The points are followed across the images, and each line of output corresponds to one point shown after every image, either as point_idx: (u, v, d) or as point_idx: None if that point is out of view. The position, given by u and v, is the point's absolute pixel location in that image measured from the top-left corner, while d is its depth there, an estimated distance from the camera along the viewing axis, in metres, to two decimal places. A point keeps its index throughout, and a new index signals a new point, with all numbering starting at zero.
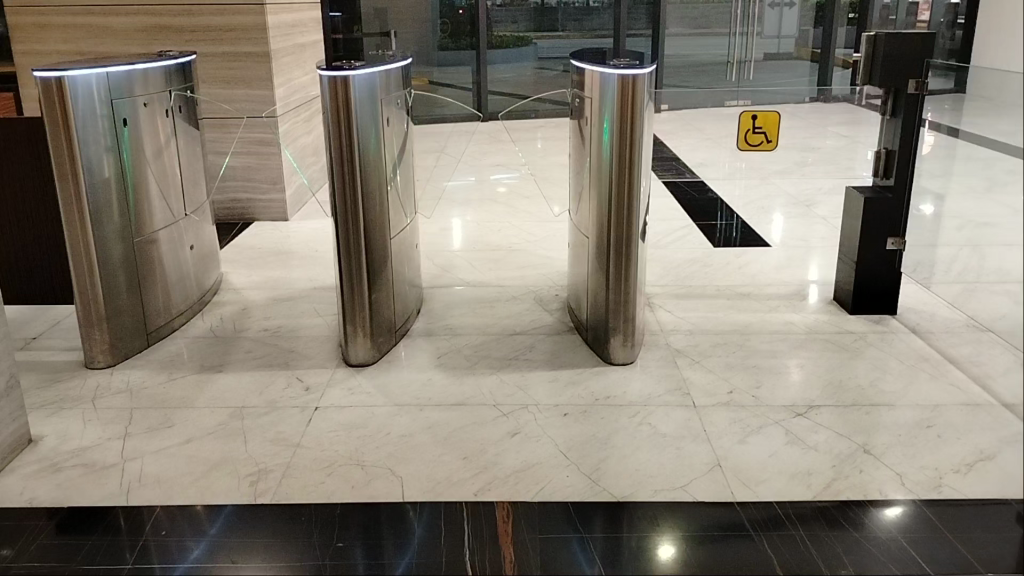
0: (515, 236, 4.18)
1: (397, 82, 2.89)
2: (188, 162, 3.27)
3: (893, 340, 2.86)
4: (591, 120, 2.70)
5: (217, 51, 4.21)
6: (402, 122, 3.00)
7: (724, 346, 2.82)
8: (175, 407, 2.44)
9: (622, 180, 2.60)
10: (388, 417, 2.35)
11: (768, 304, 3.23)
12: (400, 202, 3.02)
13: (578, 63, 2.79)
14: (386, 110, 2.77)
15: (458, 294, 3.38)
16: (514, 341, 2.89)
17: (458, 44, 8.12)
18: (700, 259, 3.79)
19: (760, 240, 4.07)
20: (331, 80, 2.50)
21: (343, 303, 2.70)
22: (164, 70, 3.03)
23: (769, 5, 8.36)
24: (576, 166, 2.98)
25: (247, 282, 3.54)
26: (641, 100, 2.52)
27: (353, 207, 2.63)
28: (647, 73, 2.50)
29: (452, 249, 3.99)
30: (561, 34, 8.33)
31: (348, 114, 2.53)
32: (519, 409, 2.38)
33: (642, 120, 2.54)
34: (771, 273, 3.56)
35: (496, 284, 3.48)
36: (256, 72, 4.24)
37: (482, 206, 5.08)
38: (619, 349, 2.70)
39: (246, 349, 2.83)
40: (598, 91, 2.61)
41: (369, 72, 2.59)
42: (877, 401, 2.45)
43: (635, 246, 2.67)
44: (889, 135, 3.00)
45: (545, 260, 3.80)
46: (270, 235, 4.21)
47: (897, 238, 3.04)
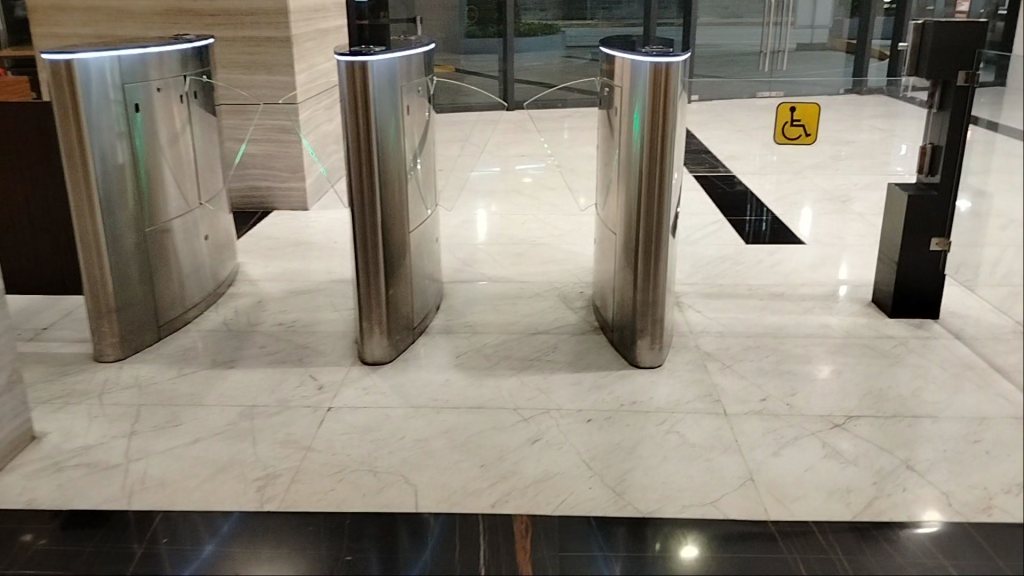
0: (539, 229, 4.07)
1: (419, 69, 2.78)
2: (204, 150, 3.18)
3: (935, 347, 2.72)
4: (622, 111, 2.57)
5: (237, 35, 4.12)
6: (423, 111, 2.89)
7: (756, 350, 2.69)
8: (184, 405, 2.35)
9: (652, 175, 2.47)
10: (403, 420, 2.25)
11: (802, 305, 3.09)
12: (420, 193, 2.91)
13: (608, 51, 2.66)
14: (406, 98, 2.66)
15: (479, 289, 3.27)
16: (537, 341, 2.78)
17: (484, 32, 7.98)
18: (731, 256, 3.65)
19: (793, 237, 3.93)
20: (350, 65, 2.39)
21: (359, 299, 2.60)
22: (179, 54, 2.94)
23: None
24: (604, 158, 2.86)
25: (264, 273, 3.45)
26: (675, 89, 2.39)
27: (370, 199, 2.53)
28: (681, 61, 2.37)
29: (474, 242, 3.89)
30: (590, 23, 8.30)
31: (366, 103, 2.43)
32: (540, 414, 2.27)
33: (675, 111, 2.41)
34: (805, 272, 3.42)
35: (519, 280, 3.37)
36: (277, 58, 4.14)
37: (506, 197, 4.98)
38: (647, 351, 2.57)
39: (259, 344, 2.75)
40: (630, 81, 2.48)
41: (390, 57, 2.48)
42: (919, 413, 2.31)
43: (666, 243, 2.54)
44: (934, 130, 2.84)
45: (570, 255, 3.68)
46: (289, 225, 4.12)
47: (941, 238, 2.88)
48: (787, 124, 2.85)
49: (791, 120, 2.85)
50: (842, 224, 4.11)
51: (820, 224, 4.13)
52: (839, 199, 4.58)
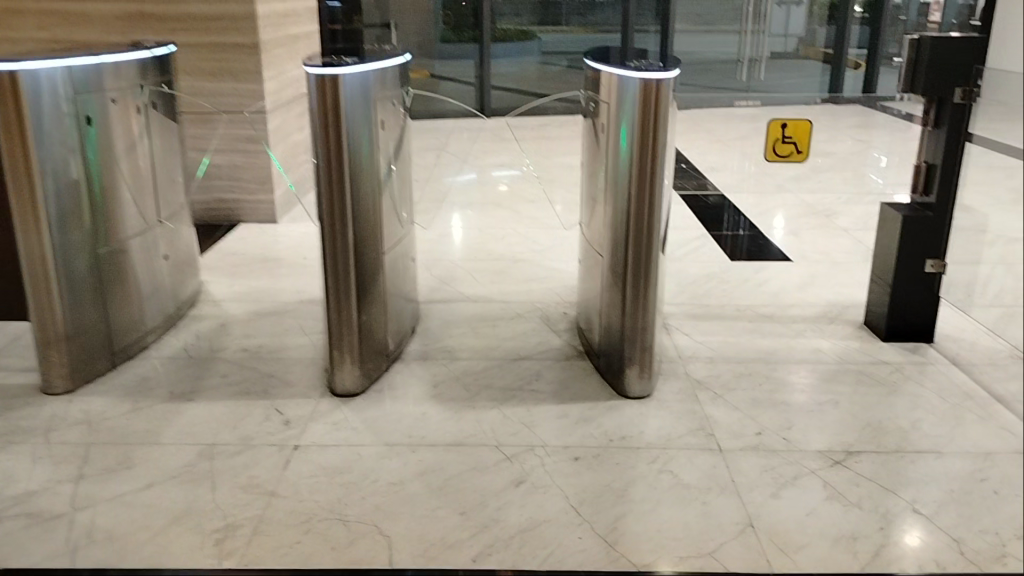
0: (519, 244, 3.93)
1: (393, 81, 2.62)
2: (164, 163, 3.00)
3: (933, 373, 2.60)
4: (609, 127, 2.44)
5: (202, 42, 3.94)
6: (398, 124, 2.73)
7: (748, 377, 2.56)
8: (138, 444, 2.18)
9: (642, 196, 2.34)
10: (375, 460, 2.09)
11: (793, 327, 2.97)
12: (395, 211, 2.76)
13: (595, 64, 2.52)
14: (381, 113, 2.51)
15: (457, 310, 3.11)
16: (518, 367, 2.63)
17: (460, 37, 7.77)
18: (717, 274, 3.53)
19: (780, 253, 3.81)
20: (319, 78, 2.23)
21: (330, 325, 2.44)
22: (137, 63, 2.76)
23: None
24: (590, 176, 2.72)
25: (229, 292, 3.27)
26: (666, 106, 2.25)
27: (341, 220, 2.37)
28: (673, 77, 2.24)
29: (451, 257, 3.73)
30: (567, 29, 8.19)
31: (337, 119, 2.27)
32: (523, 452, 2.13)
33: (665, 130, 2.28)
34: (794, 291, 3.31)
35: (499, 299, 3.22)
36: (244, 65, 3.97)
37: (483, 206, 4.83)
38: (636, 381, 2.42)
39: (222, 373, 2.57)
40: (619, 97, 2.34)
41: (363, 69, 2.33)
42: (922, 448, 2.19)
43: (655, 268, 2.40)
44: (929, 148, 2.74)
45: (551, 272, 3.55)
46: (256, 239, 3.95)
47: (936, 260, 2.77)
48: (778, 142, 2.73)
49: (782, 137, 2.73)
50: (828, 241, 4.01)
51: (806, 240, 4.03)
52: (823, 214, 4.49)
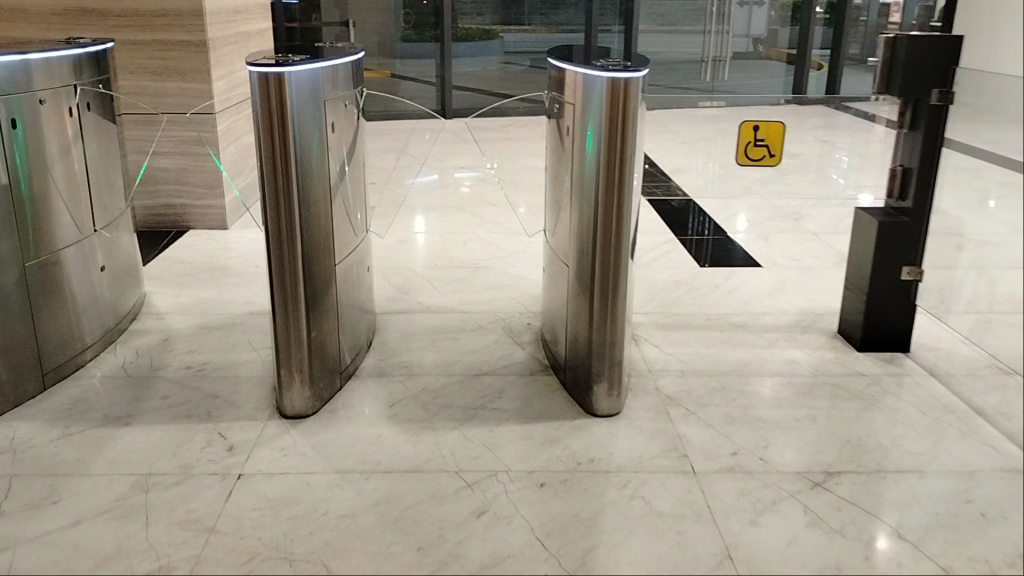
0: (481, 250, 3.79)
1: (345, 81, 2.47)
2: (102, 168, 2.81)
3: (911, 386, 2.51)
4: (575, 129, 2.31)
5: (147, 39, 3.75)
6: (351, 127, 2.58)
7: (722, 392, 2.45)
8: (66, 474, 2.00)
9: (609, 203, 2.21)
10: (325, 489, 1.94)
11: (765, 337, 2.87)
12: (348, 218, 2.60)
13: (559, 64, 2.40)
14: (331, 114, 2.35)
15: (415, 321, 2.96)
16: (480, 384, 2.48)
17: (421, 37, 7.58)
18: (686, 281, 3.42)
19: (749, 258, 3.72)
20: (263, 77, 2.07)
21: (278, 342, 2.27)
22: (68, 61, 2.57)
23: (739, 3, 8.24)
24: (554, 181, 2.59)
25: (174, 304, 3.09)
26: (635, 107, 2.13)
27: (289, 229, 2.20)
28: (642, 76, 2.11)
29: (411, 265, 3.58)
30: (529, 28, 7.94)
31: (284, 120, 2.11)
32: (486, 479, 1.98)
33: (635, 132, 2.15)
34: (765, 299, 3.21)
35: (460, 310, 3.08)
36: (192, 63, 3.78)
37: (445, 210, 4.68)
38: (604, 398, 2.29)
39: (162, 393, 2.40)
40: (585, 98, 2.22)
41: (311, 68, 2.17)
42: (904, 468, 2.08)
43: (624, 278, 2.27)
44: (904, 152, 2.64)
45: (515, 280, 3.41)
46: (206, 246, 3.76)
47: (913, 267, 2.68)
48: (751, 144, 2.63)
49: (754, 139, 2.62)
50: (798, 245, 3.93)
51: (776, 245, 3.94)
52: (791, 218, 4.41)
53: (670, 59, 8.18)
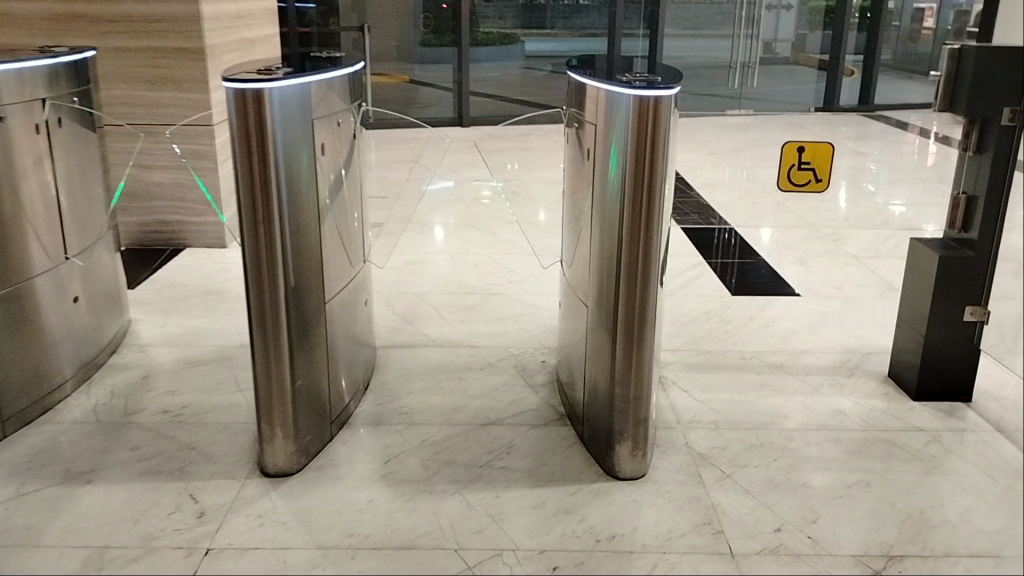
0: (495, 274, 3.53)
1: (339, 97, 2.21)
2: (78, 188, 2.58)
3: (976, 444, 2.21)
4: (598, 153, 2.03)
5: (141, 46, 3.52)
6: (346, 147, 2.32)
7: (761, 450, 2.16)
8: (11, 547, 1.75)
9: (635, 240, 1.92)
10: (304, 570, 1.67)
11: (807, 381, 2.58)
12: (342, 247, 2.34)
13: (580, 78, 2.12)
14: (321, 134, 2.09)
15: (420, 358, 2.69)
16: (488, 436, 2.21)
17: (441, 41, 7.29)
18: (717, 311, 3.14)
19: (785, 286, 3.43)
20: (240, 94, 1.81)
21: (258, 392, 2.01)
22: (37, 72, 2.32)
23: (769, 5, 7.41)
24: (573, 208, 2.32)
25: (159, 334, 2.85)
26: (666, 129, 1.85)
27: (270, 266, 1.94)
28: (674, 93, 1.83)
29: (419, 289, 3.33)
30: (551, 33, 7.60)
31: (263, 143, 1.85)
32: (490, 559, 1.71)
33: (665, 159, 1.87)
34: (805, 335, 2.92)
35: (468, 343, 2.82)
36: (189, 72, 3.55)
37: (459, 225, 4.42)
38: (627, 459, 2.02)
39: (132, 444, 2.15)
40: (609, 117, 1.94)
41: (296, 83, 1.91)
42: (976, 551, 1.79)
43: (652, 323, 1.99)
44: (968, 178, 2.34)
45: (530, 308, 3.15)
46: (201, 267, 3.52)
47: (977, 309, 2.35)
48: (795, 167, 2.35)
49: (799, 163, 2.35)
50: (838, 271, 3.63)
51: (814, 271, 3.64)
52: (830, 239, 4.12)
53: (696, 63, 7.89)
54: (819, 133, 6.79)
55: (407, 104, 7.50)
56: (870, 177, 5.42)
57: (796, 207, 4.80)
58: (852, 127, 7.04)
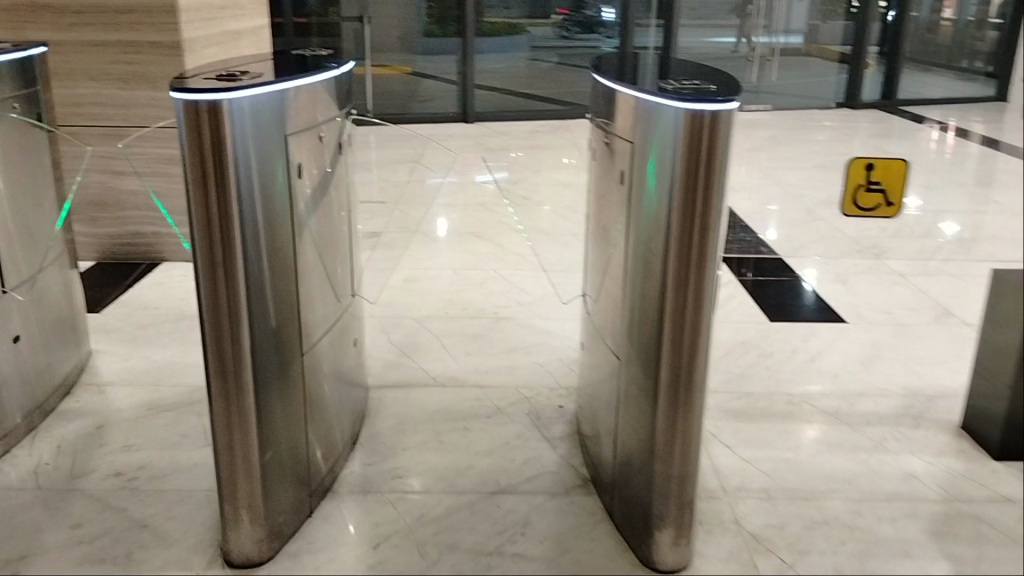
0: (503, 293, 3.18)
1: (320, 106, 1.85)
2: (19, 208, 2.21)
3: None
4: (634, 177, 1.67)
5: (110, 40, 3.16)
6: (330, 163, 1.97)
7: (825, 530, 1.81)
8: None
9: (682, 288, 1.57)
10: None
11: (869, 435, 2.22)
12: (324, 282, 1.98)
13: (610, 84, 1.76)
14: (297, 152, 1.73)
15: (418, 402, 2.34)
16: (498, 509, 1.86)
17: (445, 31, 6.92)
18: (754, 341, 2.79)
19: (828, 312, 3.07)
20: (190, 108, 1.45)
21: (221, 470, 1.66)
22: None
23: None
24: (599, 238, 1.96)
25: (121, 370, 2.49)
26: (724, 152, 1.49)
27: (233, 319, 1.58)
28: (734, 107, 1.47)
29: (419, 312, 2.98)
30: (556, 21, 7.20)
31: (223, 169, 1.49)
32: None
33: (722, 188, 1.51)
34: (859, 375, 2.56)
35: (474, 381, 2.46)
36: (164, 69, 3.19)
37: (463, 225, 4.08)
38: (669, 550, 1.67)
39: (74, 520, 1.80)
40: (649, 136, 1.58)
41: (262, 92, 1.55)
42: None
43: (702, 388, 1.63)
44: None
45: (543, 336, 2.79)
46: (177, 285, 3.17)
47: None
48: (862, 188, 1.97)
49: (867, 182, 1.97)
50: (884, 291, 3.27)
51: (858, 292, 3.28)
52: (873, 254, 3.78)
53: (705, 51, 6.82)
54: (845, 131, 6.40)
55: (408, 98, 7.04)
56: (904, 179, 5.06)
57: (829, 213, 4.42)
58: (877, 124, 6.66)
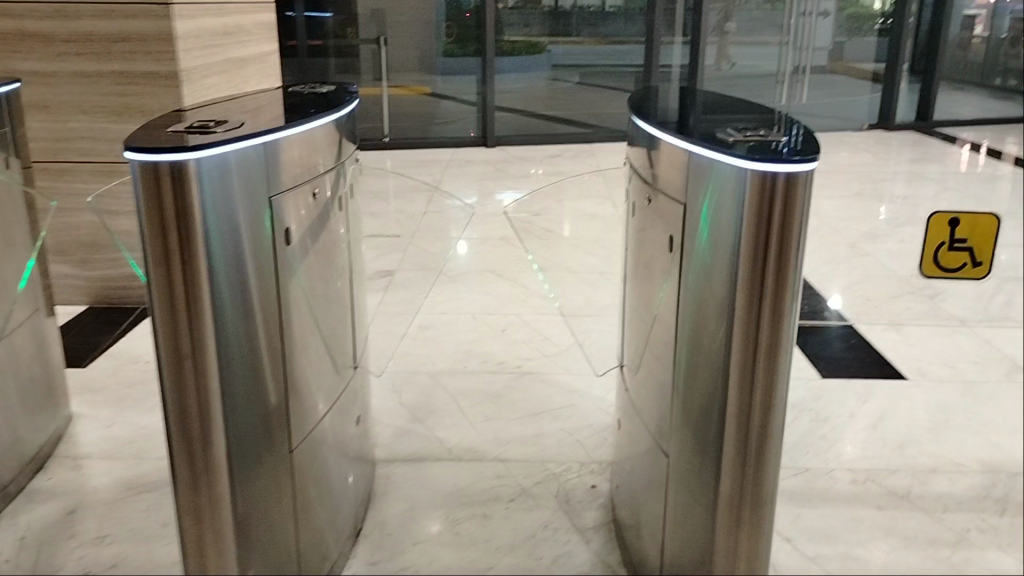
0: (527, 342, 2.90)
1: (320, 155, 1.63)
2: None
3: None
4: (677, 244, 1.43)
5: (104, 71, 2.96)
6: (331, 217, 1.74)
7: None
8: None
9: (746, 387, 1.35)
10: None
11: (947, 526, 1.94)
12: (325, 355, 1.74)
13: (653, 129, 1.51)
14: (289, 213, 1.51)
15: (431, 480, 2.08)
16: None
17: (465, 51, 6.54)
18: (808, 407, 2.51)
19: (886, 367, 2.79)
20: (145, 173, 1.27)
21: (190, 565, 1.53)
22: None
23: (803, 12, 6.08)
24: (638, 302, 1.71)
25: (101, 440, 2.25)
26: (798, 225, 1.24)
27: (204, 416, 1.42)
28: (814, 168, 1.22)
29: (434, 367, 2.71)
30: (577, 39, 6.75)
31: (189, 244, 1.31)
32: None
33: (798, 271, 1.27)
34: (926, 446, 2.29)
35: (495, 454, 2.19)
36: (161, 102, 2.96)
37: (482, 257, 3.81)
38: None
39: None
40: (700, 196, 1.33)
41: (237, 151, 1.35)
42: None
43: (770, 497, 1.42)
44: None
45: (572, 396, 2.51)
46: None
47: None
48: (945, 246, 1.70)
49: (951, 241, 1.70)
50: (944, 341, 2.97)
51: (916, 341, 2.98)
52: (926, 295, 3.49)
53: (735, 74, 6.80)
54: (883, 155, 6.09)
55: (427, 119, 6.76)
56: (950, 205, 4.75)
57: (873, 248, 4.11)
58: (915, 147, 6.34)
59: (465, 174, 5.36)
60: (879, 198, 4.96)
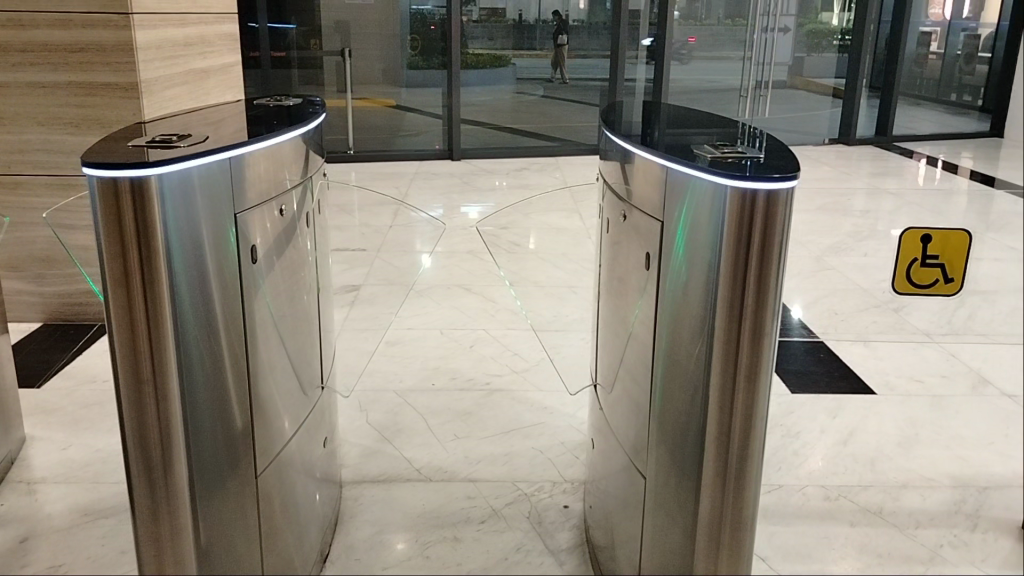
0: (496, 358, 2.86)
1: (286, 170, 1.58)
2: None
3: None
4: (655, 261, 1.40)
5: (61, 80, 2.88)
6: (297, 234, 1.69)
7: None
8: None
9: (726, 409, 1.33)
10: None
11: (921, 542, 1.93)
12: (293, 378, 1.70)
13: (627, 143, 1.49)
14: (254, 231, 1.46)
15: (399, 502, 2.03)
16: None
17: (429, 63, 6.39)
18: (780, 423, 2.50)
19: (855, 381, 2.79)
20: (104, 191, 1.23)
21: None
22: None
23: (760, 30, 6.67)
24: (614, 320, 1.68)
25: (56, 464, 2.16)
26: (779, 240, 1.22)
27: (164, 442, 1.36)
28: (793, 186, 1.21)
29: (401, 385, 2.65)
30: (540, 53, 6.64)
31: (150, 267, 1.26)
32: None
33: (778, 288, 1.26)
34: (898, 461, 2.29)
35: (464, 474, 2.15)
36: (120, 114, 2.89)
37: (448, 272, 3.76)
38: None
39: None
40: (676, 211, 1.31)
41: (201, 164, 1.30)
42: None
43: (750, 520, 1.40)
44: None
45: (541, 414, 2.48)
46: None
47: None
48: (918, 262, 1.69)
49: (922, 258, 1.69)
50: (910, 355, 2.99)
51: (882, 356, 2.99)
52: (890, 308, 3.51)
53: (696, 87, 6.73)
54: (844, 168, 6.16)
55: (391, 133, 6.56)
56: (912, 217, 4.81)
57: (838, 262, 4.14)
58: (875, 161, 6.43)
59: (431, 187, 5.31)
60: (841, 212, 5.02)
